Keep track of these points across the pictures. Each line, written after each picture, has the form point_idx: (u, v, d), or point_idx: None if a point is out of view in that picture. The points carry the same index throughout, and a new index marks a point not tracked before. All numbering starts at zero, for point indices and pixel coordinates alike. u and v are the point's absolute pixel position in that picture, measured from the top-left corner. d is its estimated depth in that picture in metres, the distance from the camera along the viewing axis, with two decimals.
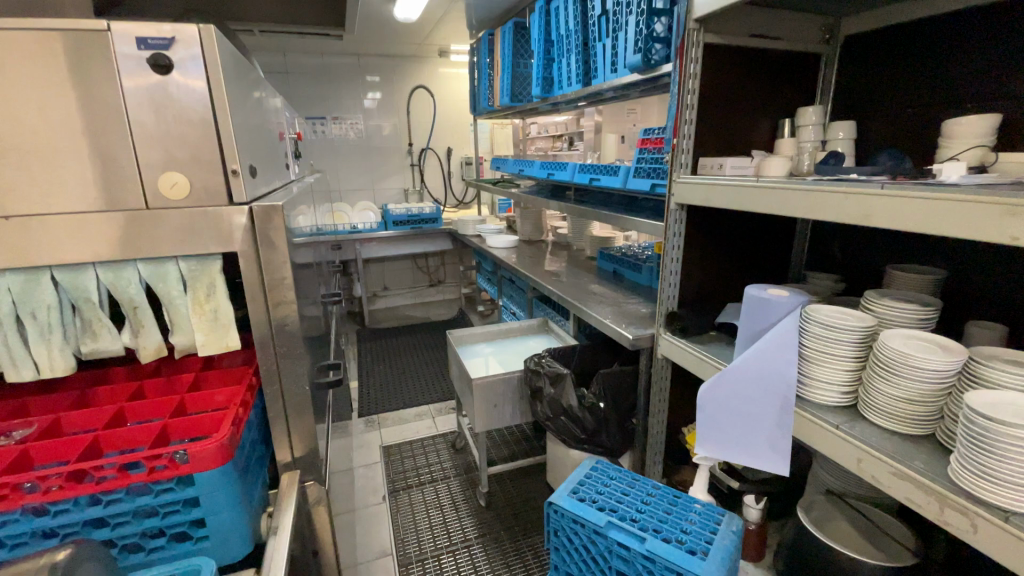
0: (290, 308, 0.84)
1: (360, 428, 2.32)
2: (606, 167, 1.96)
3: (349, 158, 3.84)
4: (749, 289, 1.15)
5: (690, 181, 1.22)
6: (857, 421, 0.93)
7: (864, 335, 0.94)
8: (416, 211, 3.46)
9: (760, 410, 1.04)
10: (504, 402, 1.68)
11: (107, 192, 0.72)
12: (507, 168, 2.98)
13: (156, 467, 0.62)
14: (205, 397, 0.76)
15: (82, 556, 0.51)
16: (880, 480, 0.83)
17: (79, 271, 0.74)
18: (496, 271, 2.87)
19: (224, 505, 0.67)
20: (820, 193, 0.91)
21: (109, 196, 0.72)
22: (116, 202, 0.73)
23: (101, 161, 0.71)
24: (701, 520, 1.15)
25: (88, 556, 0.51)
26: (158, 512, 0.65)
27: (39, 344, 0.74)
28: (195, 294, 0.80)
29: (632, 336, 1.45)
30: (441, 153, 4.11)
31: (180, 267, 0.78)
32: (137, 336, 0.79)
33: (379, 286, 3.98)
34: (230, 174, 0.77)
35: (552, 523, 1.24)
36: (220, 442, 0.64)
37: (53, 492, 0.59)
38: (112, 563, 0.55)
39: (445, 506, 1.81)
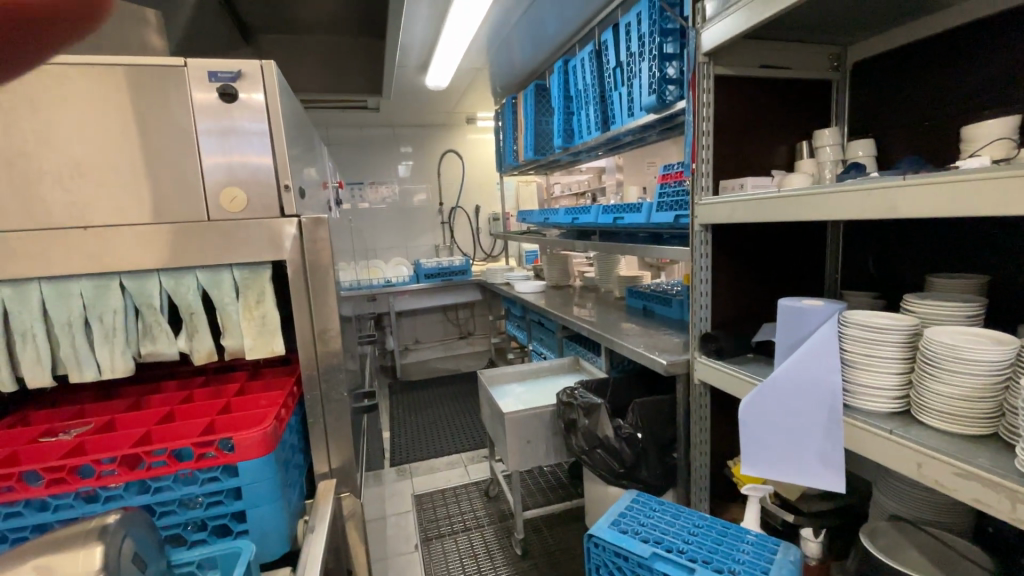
0: (331, 316, 0.89)
1: (392, 476, 2.28)
2: (629, 205, 2.02)
3: (382, 218, 4.05)
4: (782, 301, 1.12)
5: (712, 202, 1.25)
6: (912, 426, 0.88)
7: (907, 335, 0.90)
8: (447, 264, 3.57)
9: (807, 423, 0.99)
10: (537, 438, 1.65)
11: (175, 206, 0.81)
12: (533, 219, 3.09)
13: (205, 455, 0.65)
14: (250, 400, 0.79)
15: (130, 521, 0.52)
16: (945, 484, 0.78)
17: (144, 278, 0.81)
18: (526, 316, 2.89)
19: (265, 498, 0.68)
20: (842, 192, 0.92)
21: (177, 210, 0.81)
22: (181, 215, 0.81)
23: (170, 179, 0.80)
24: (754, 550, 1.07)
25: (134, 523, 0.53)
26: (203, 502, 0.67)
27: (103, 346, 0.81)
28: (246, 301, 0.86)
29: (666, 362, 1.42)
30: (470, 211, 4.29)
31: (234, 275, 0.85)
32: (192, 340, 0.85)
33: (411, 340, 4.05)
34: (283, 189, 0.86)
35: (593, 558, 1.17)
36: (265, 430, 0.66)
37: (107, 477, 0.62)
38: (154, 539, 0.56)
39: (480, 554, 1.73)
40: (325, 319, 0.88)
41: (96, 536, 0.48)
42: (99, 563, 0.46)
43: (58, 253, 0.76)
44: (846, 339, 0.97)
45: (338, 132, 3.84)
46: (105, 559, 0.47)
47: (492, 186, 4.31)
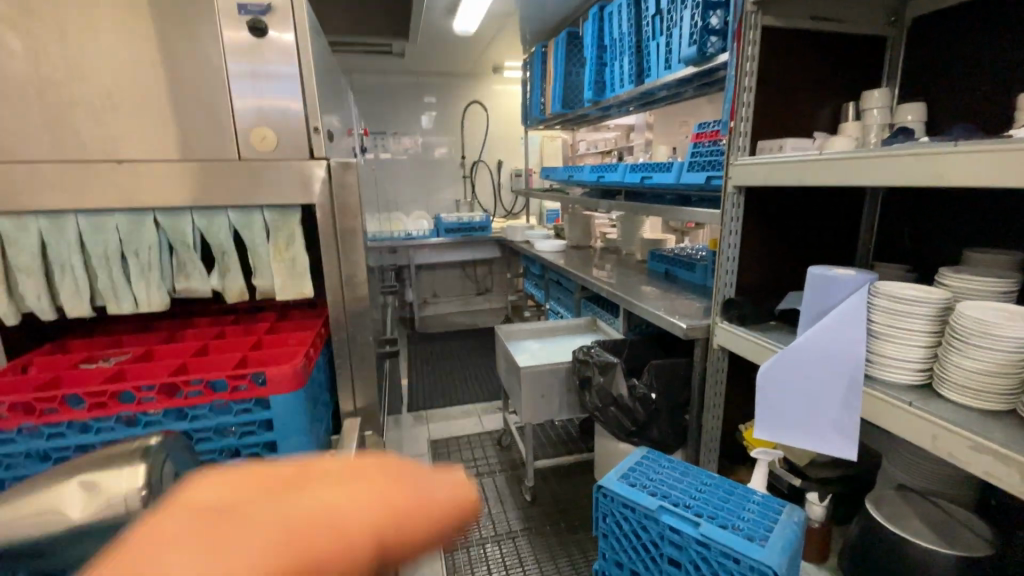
0: (359, 266, 0.90)
1: (409, 422, 2.37)
2: (659, 165, 1.96)
3: (405, 170, 4.01)
4: (812, 268, 1.10)
5: (748, 163, 1.21)
6: (931, 398, 0.88)
7: (937, 309, 0.88)
8: (467, 220, 3.55)
9: (825, 391, 0.99)
10: (551, 393, 1.69)
11: (203, 143, 0.81)
12: (557, 177, 3.04)
13: (238, 387, 0.68)
14: (279, 340, 0.82)
15: (167, 448, 0.55)
16: (958, 457, 0.78)
17: (177, 215, 0.83)
18: (545, 275, 2.89)
19: (295, 431, 0.72)
20: (887, 156, 0.88)
21: (205, 147, 0.81)
22: (209, 152, 0.81)
23: (198, 117, 0.80)
24: (759, 510, 1.10)
25: (172, 448, 0.56)
26: (236, 432, 0.71)
27: (139, 280, 0.84)
28: (276, 242, 0.87)
29: (685, 325, 1.42)
30: (492, 166, 4.20)
31: (264, 216, 0.86)
32: (223, 278, 0.88)
33: (429, 293, 4.09)
34: (312, 131, 0.85)
35: (602, 507, 1.21)
36: (294, 366, 0.69)
37: (147, 403, 0.66)
38: (191, 463, 0.59)
39: (490, 499, 1.82)
40: (353, 268, 0.90)
41: (139, 455, 0.51)
42: (141, 482, 0.49)
43: (94, 186, 0.78)
44: (873, 309, 0.95)
45: (362, 79, 3.75)
46: (148, 476, 0.50)
47: (515, 140, 4.20)
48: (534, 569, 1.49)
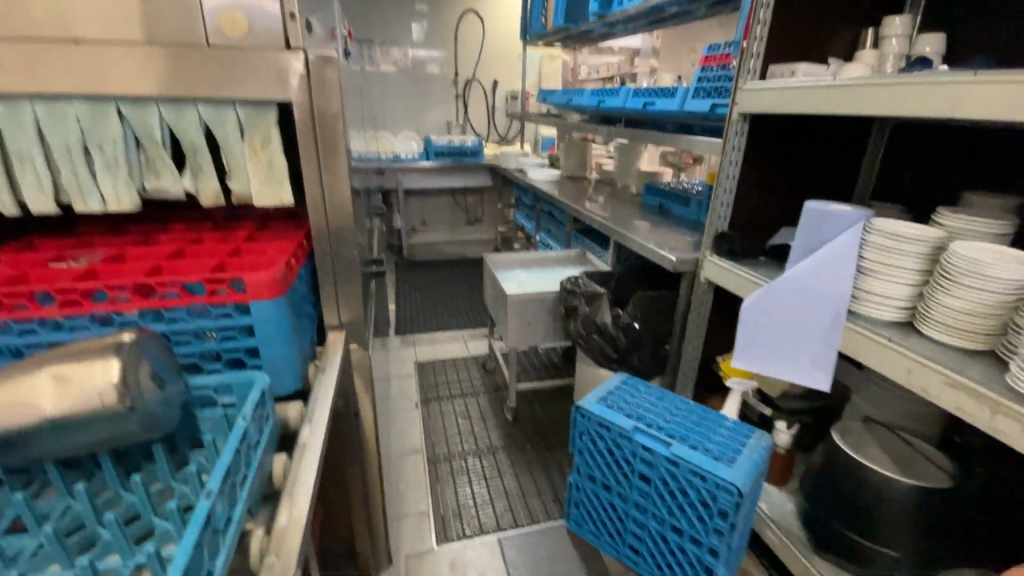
0: (343, 191, 0.81)
1: (396, 343, 2.41)
2: (662, 90, 1.87)
3: (394, 86, 3.78)
4: (809, 203, 1.08)
5: (757, 88, 1.15)
6: (911, 336, 0.89)
7: (928, 249, 0.88)
8: (459, 143, 3.43)
9: (806, 324, 1.01)
10: (538, 320, 1.70)
11: (165, 23, 0.69)
12: (553, 100, 2.94)
13: (217, 291, 0.66)
14: (260, 248, 0.78)
15: (144, 344, 0.54)
16: (929, 391, 0.81)
17: (142, 106, 0.73)
18: (536, 204, 2.83)
19: (279, 338, 0.70)
20: (904, 85, 0.83)
21: (168, 28, 0.70)
22: (172, 34, 0.70)
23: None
24: (729, 434, 1.15)
25: (147, 345, 0.54)
26: (217, 336, 0.69)
27: (105, 176, 0.75)
28: (251, 141, 0.77)
29: (675, 259, 1.41)
30: (487, 85, 3.95)
31: (238, 112, 0.75)
32: (197, 179, 0.79)
33: (418, 220, 4.01)
34: (287, 17, 0.72)
35: (578, 426, 1.28)
36: (274, 273, 0.66)
37: (121, 303, 0.64)
38: (171, 363, 0.58)
39: (474, 417, 1.89)
40: (336, 194, 0.81)
41: (113, 349, 0.50)
42: (117, 375, 0.49)
43: (44, 65, 0.68)
44: (866, 246, 0.95)
45: None
46: (125, 371, 0.49)
47: (513, 58, 3.92)
48: (513, 481, 1.58)
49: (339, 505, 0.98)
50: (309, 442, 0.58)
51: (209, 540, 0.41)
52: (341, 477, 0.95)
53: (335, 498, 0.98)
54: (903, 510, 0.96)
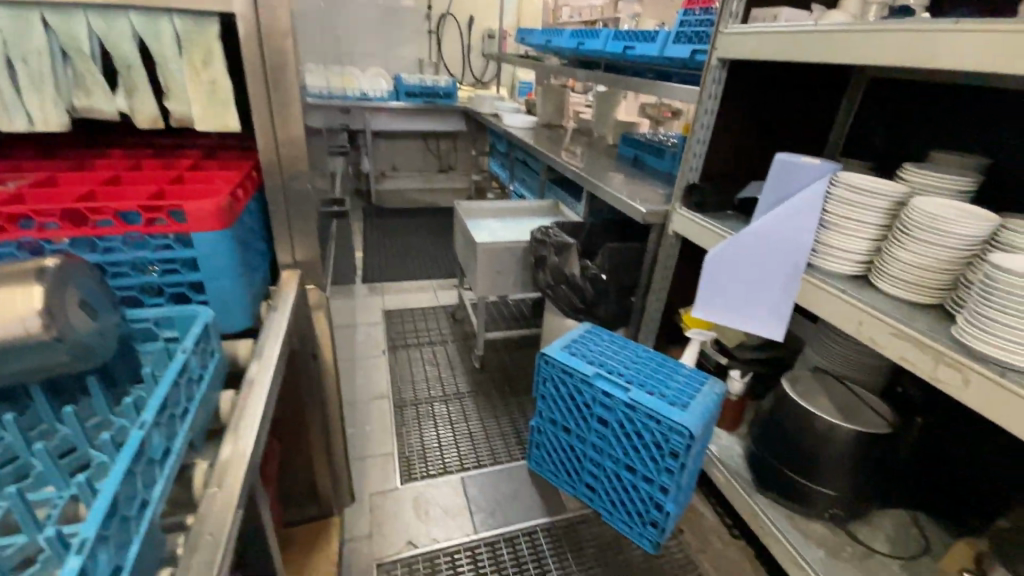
0: (296, 122, 0.75)
1: (363, 291, 2.37)
2: (643, 34, 1.80)
3: (362, 17, 3.53)
4: (780, 155, 1.07)
5: (737, 32, 1.11)
6: (865, 289, 0.92)
7: (891, 203, 0.90)
8: (431, 83, 3.30)
9: (765, 276, 1.03)
10: (507, 270, 1.69)
11: None
12: (533, 41, 2.83)
13: (155, 221, 0.61)
14: (205, 177, 0.73)
15: (68, 274, 0.49)
16: (876, 341, 0.84)
17: (67, 13, 0.63)
18: (510, 152, 2.75)
19: (224, 274, 0.67)
20: (884, 33, 0.81)
21: None
22: None
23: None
24: (686, 380, 1.20)
25: (72, 276, 0.49)
26: (157, 269, 0.65)
27: (30, 92, 0.65)
28: (190, 58, 0.69)
29: (645, 210, 1.41)
30: (462, 21, 3.70)
31: (174, 23, 0.66)
32: (133, 99, 0.70)
33: (388, 165, 3.86)
34: None
35: (542, 372, 1.30)
36: (217, 203, 0.62)
37: (51, 231, 0.58)
38: (105, 293, 0.54)
39: (441, 364, 1.90)
40: (288, 125, 0.75)
41: (34, 278, 0.45)
42: (41, 303, 0.44)
43: None
44: (831, 199, 0.96)
45: None
46: (47, 299, 0.45)
47: None
48: (477, 425, 1.62)
49: (299, 443, 0.98)
50: (257, 377, 0.57)
51: (142, 471, 0.40)
52: (300, 417, 0.95)
53: (294, 437, 0.97)
54: (840, 451, 1.03)
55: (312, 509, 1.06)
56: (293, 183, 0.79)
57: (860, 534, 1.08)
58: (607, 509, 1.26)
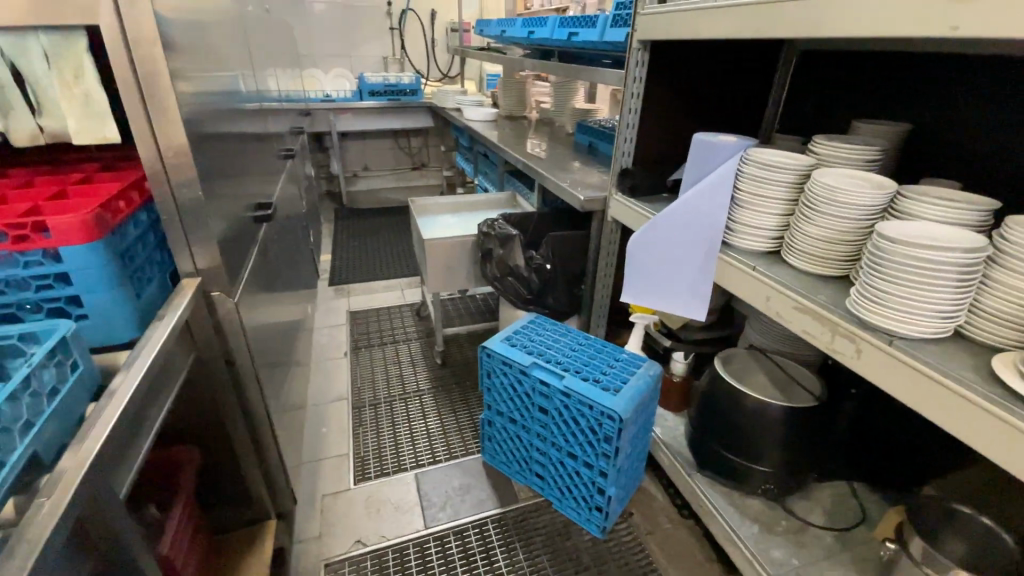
0: (178, 129, 0.75)
1: (330, 294, 2.38)
2: (585, 19, 1.79)
3: (323, 17, 3.50)
4: (698, 135, 1.07)
5: (653, 13, 1.10)
6: (776, 264, 0.92)
7: (796, 177, 0.89)
8: (395, 81, 3.29)
9: (686, 256, 1.02)
10: (458, 265, 1.68)
11: None
12: (490, 32, 2.81)
13: (21, 237, 0.61)
14: (89, 189, 0.73)
15: None
16: (783, 316, 0.84)
17: None
18: (473, 147, 2.74)
19: (101, 285, 0.67)
20: (772, 7, 0.81)
21: None
22: None
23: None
24: (622, 365, 1.21)
25: None
26: (32, 285, 0.64)
27: None
28: (60, 74, 0.69)
29: (583, 198, 1.39)
30: (424, 17, 3.69)
31: (40, 41, 0.66)
32: (6, 119, 0.69)
33: (359, 166, 3.85)
34: None
35: (485, 365, 1.30)
36: (85, 216, 0.62)
37: None
38: None
39: (403, 362, 1.91)
40: (170, 132, 0.75)
41: None
42: None
43: None
44: (742, 177, 0.95)
45: None
46: None
47: None
48: (435, 420, 1.62)
49: (225, 450, 0.99)
50: (119, 389, 0.57)
51: None
52: (222, 424, 0.95)
53: (220, 444, 0.98)
54: (769, 427, 1.03)
55: (250, 514, 1.07)
56: (185, 191, 0.79)
57: (796, 507, 1.09)
58: (554, 497, 1.27)
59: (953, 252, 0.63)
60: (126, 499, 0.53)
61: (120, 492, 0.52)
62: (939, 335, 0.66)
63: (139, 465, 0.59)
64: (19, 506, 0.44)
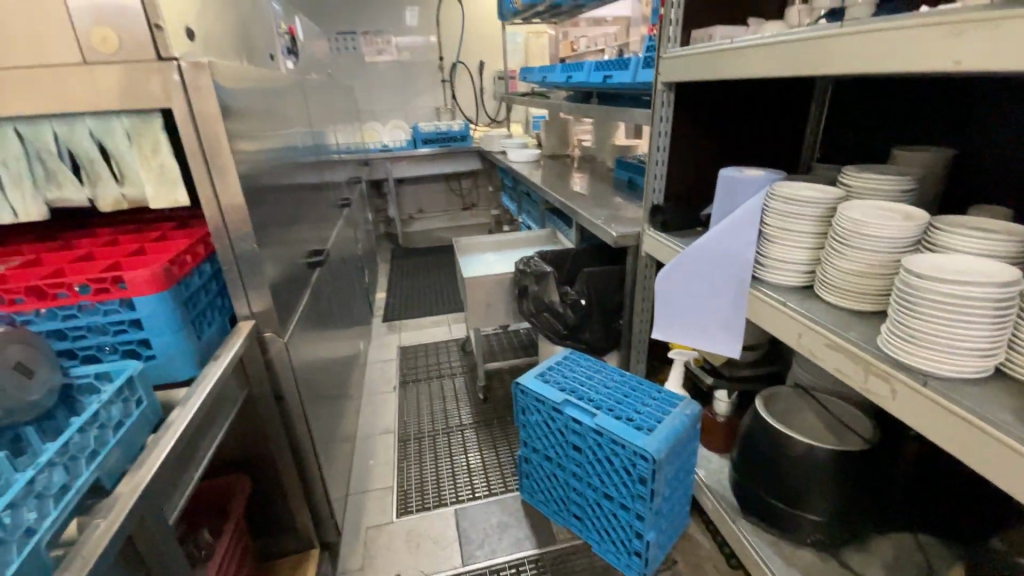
0: (236, 190, 0.86)
1: (382, 330, 2.50)
2: (618, 61, 1.85)
3: (382, 75, 3.82)
4: (725, 170, 1.07)
5: (674, 56, 1.13)
6: (809, 299, 0.88)
7: (824, 210, 0.87)
8: (446, 128, 3.50)
9: (715, 292, 1.01)
10: (497, 301, 1.73)
11: (43, 46, 0.73)
12: (533, 78, 2.94)
13: (103, 289, 0.72)
14: (161, 246, 0.85)
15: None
16: (816, 353, 0.79)
17: (36, 124, 0.77)
18: (517, 186, 2.84)
19: (166, 329, 0.77)
20: (783, 44, 0.82)
21: (42, 50, 0.73)
22: (53, 56, 0.74)
23: (30, 10, 0.71)
24: (657, 404, 1.18)
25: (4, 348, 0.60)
26: (111, 330, 0.75)
27: (13, 190, 0.80)
28: (140, 149, 0.82)
29: (616, 234, 1.41)
30: (473, 68, 3.93)
31: (123, 122, 0.80)
32: (96, 188, 0.83)
33: (414, 207, 4.07)
34: (154, 27, 0.75)
35: (520, 402, 1.32)
36: (154, 270, 0.72)
37: (19, 304, 0.69)
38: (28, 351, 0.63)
39: (448, 396, 1.96)
40: (230, 193, 0.86)
41: None
42: None
43: None
44: (768, 213, 0.93)
45: None
46: None
47: (498, 37, 3.88)
48: (476, 456, 1.64)
49: (274, 479, 1.06)
50: (176, 420, 0.65)
51: (31, 504, 0.48)
52: (271, 454, 1.03)
53: (269, 473, 1.05)
54: (816, 472, 0.97)
55: (295, 542, 1.13)
56: (241, 243, 0.89)
57: (854, 563, 0.99)
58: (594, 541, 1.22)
59: (976, 288, 0.60)
60: (173, 521, 0.60)
61: (169, 516, 0.59)
62: (979, 376, 0.61)
63: (190, 490, 0.66)
64: (82, 523, 0.51)
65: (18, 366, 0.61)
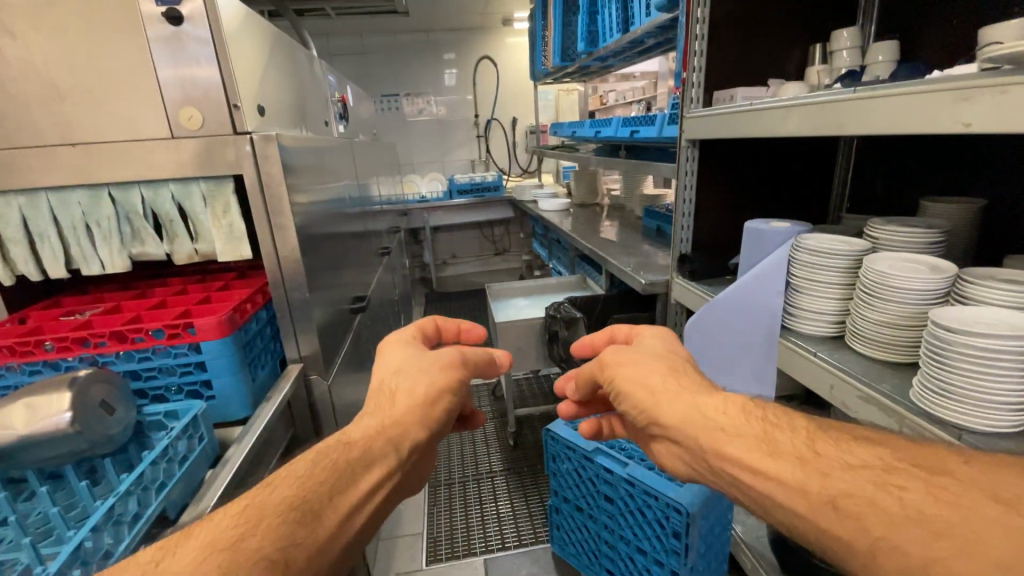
0: (292, 245, 0.95)
1: None
2: (645, 118, 1.94)
3: (421, 132, 4.08)
4: (751, 222, 1.10)
5: (698, 116, 1.20)
6: (840, 350, 0.88)
7: (850, 263, 0.88)
8: (480, 179, 3.67)
9: (745, 341, 1.01)
10: (528, 347, 1.76)
11: (140, 123, 0.85)
12: (563, 132, 3.08)
13: (175, 334, 0.80)
14: (226, 295, 0.94)
15: (87, 391, 0.64)
16: (850, 406, 0.78)
17: (127, 189, 0.89)
18: (547, 234, 2.92)
19: (226, 371, 0.84)
20: (800, 107, 0.87)
21: (139, 127, 0.85)
22: (148, 132, 0.86)
23: (134, 95, 0.84)
24: None
25: (94, 383, 0.66)
26: (178, 371, 0.83)
27: (103, 246, 0.91)
28: (213, 210, 0.92)
29: (645, 281, 1.44)
30: (507, 124, 4.15)
31: (200, 187, 0.90)
32: (173, 244, 0.94)
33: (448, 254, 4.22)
34: (234, 108, 0.87)
35: (551, 450, 1.34)
36: (220, 317, 0.80)
37: (102, 347, 0.78)
38: (110, 388, 0.69)
39: (478, 442, 1.97)
40: (286, 248, 0.95)
41: (67, 384, 0.63)
42: (69, 404, 0.61)
43: (50, 163, 0.84)
44: (795, 264, 0.95)
45: (376, 41, 3.84)
46: (73, 400, 0.61)
47: (530, 95, 4.11)
48: (506, 505, 1.63)
49: None
50: (232, 456, 0.70)
51: (109, 528, 0.53)
52: None
53: None
54: None
55: None
56: (293, 292, 0.97)
57: None
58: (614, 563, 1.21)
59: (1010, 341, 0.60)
60: None
61: None
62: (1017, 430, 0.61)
63: None
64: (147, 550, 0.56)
65: (105, 406, 0.67)
